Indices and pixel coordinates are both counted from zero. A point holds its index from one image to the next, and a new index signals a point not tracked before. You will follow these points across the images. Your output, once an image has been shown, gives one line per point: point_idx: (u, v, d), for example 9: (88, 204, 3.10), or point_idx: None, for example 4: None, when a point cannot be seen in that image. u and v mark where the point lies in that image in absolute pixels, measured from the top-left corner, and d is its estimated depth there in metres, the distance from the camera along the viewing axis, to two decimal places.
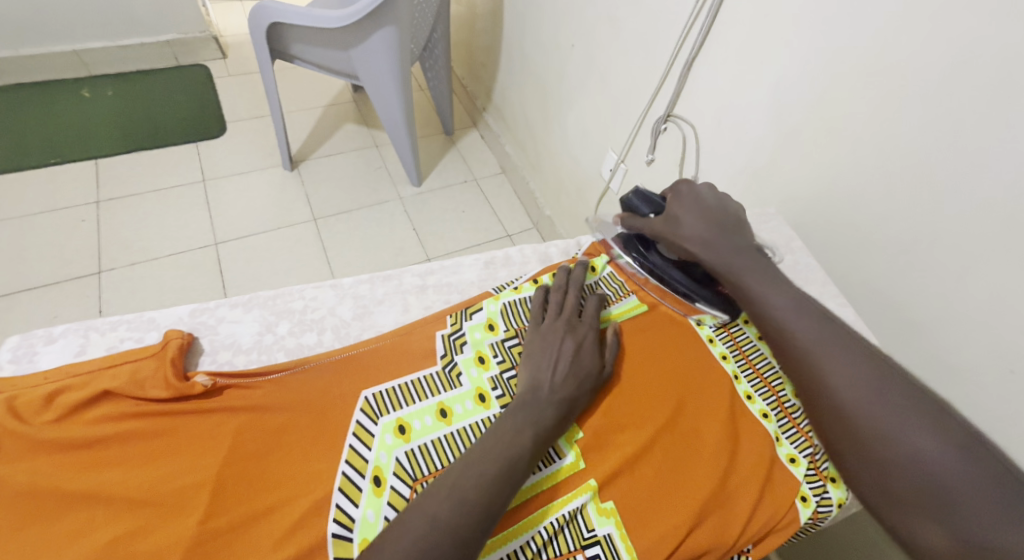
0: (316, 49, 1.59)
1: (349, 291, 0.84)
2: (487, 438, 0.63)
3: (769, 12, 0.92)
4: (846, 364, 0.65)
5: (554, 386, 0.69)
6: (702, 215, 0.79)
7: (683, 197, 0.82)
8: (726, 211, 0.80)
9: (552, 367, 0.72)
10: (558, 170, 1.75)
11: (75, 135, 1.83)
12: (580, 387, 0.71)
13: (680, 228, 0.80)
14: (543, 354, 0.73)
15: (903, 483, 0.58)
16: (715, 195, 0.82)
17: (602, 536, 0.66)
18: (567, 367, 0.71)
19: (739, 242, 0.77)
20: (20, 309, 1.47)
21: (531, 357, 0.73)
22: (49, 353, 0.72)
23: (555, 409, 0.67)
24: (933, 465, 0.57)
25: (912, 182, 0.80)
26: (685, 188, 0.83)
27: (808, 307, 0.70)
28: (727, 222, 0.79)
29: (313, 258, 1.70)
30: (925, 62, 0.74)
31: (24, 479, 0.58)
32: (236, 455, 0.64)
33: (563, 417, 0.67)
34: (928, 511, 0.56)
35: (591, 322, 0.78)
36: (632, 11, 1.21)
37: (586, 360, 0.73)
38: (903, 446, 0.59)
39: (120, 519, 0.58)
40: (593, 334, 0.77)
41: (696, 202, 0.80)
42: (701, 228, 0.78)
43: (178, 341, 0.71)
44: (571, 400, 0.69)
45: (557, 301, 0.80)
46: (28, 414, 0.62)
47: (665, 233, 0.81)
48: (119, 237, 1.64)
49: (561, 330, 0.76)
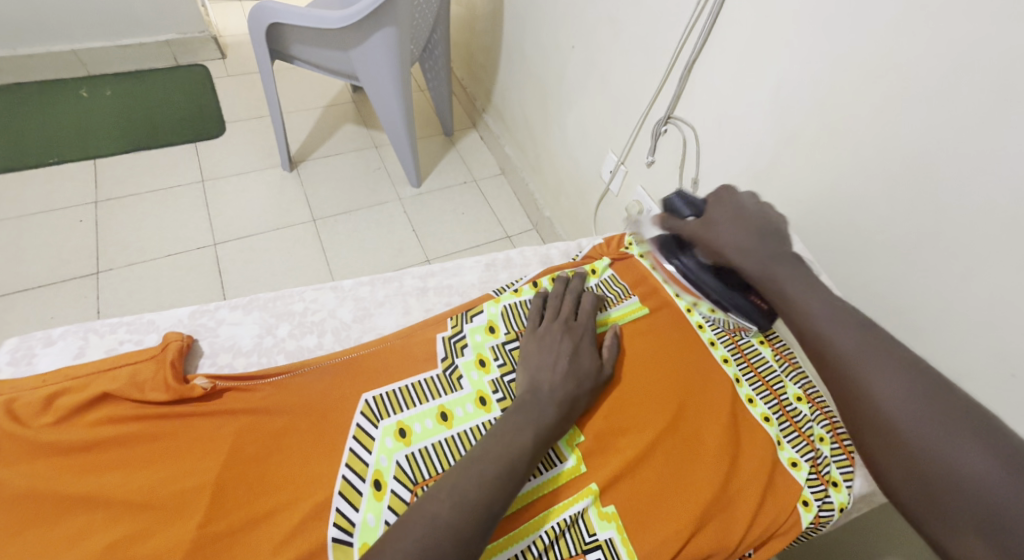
0: (316, 49, 1.59)
1: (349, 293, 0.84)
2: (489, 438, 0.62)
3: (770, 14, 0.92)
4: (881, 376, 0.60)
5: (554, 385, 0.69)
6: (739, 219, 0.77)
7: (723, 202, 0.79)
8: (767, 219, 0.77)
9: (552, 367, 0.72)
10: (557, 171, 1.75)
11: (73, 135, 1.83)
12: (580, 386, 0.70)
13: (720, 234, 0.77)
14: (543, 353, 0.73)
15: (948, 499, 0.52)
16: (757, 204, 0.78)
17: (603, 541, 0.66)
18: (568, 369, 0.71)
19: (776, 248, 0.74)
20: (17, 310, 1.47)
21: (530, 357, 0.73)
22: (48, 355, 0.72)
23: (556, 409, 0.67)
24: (985, 482, 0.51)
25: (913, 184, 0.80)
26: (727, 195, 0.80)
27: (848, 312, 0.66)
28: (767, 230, 0.75)
29: (312, 259, 1.70)
30: (926, 64, 0.74)
31: (22, 482, 0.58)
32: (236, 458, 0.64)
33: (564, 418, 0.67)
34: (977, 528, 0.50)
35: (591, 325, 0.78)
36: (632, 12, 1.21)
37: (587, 362, 0.73)
38: (949, 458, 0.53)
39: (119, 523, 0.58)
40: (592, 337, 0.77)
41: (735, 207, 0.78)
42: (739, 234, 0.75)
43: (178, 343, 0.71)
44: (571, 399, 0.69)
45: (556, 303, 0.80)
46: (27, 416, 0.61)
47: (701, 236, 0.79)
48: (117, 237, 1.64)
49: (559, 332, 0.76)
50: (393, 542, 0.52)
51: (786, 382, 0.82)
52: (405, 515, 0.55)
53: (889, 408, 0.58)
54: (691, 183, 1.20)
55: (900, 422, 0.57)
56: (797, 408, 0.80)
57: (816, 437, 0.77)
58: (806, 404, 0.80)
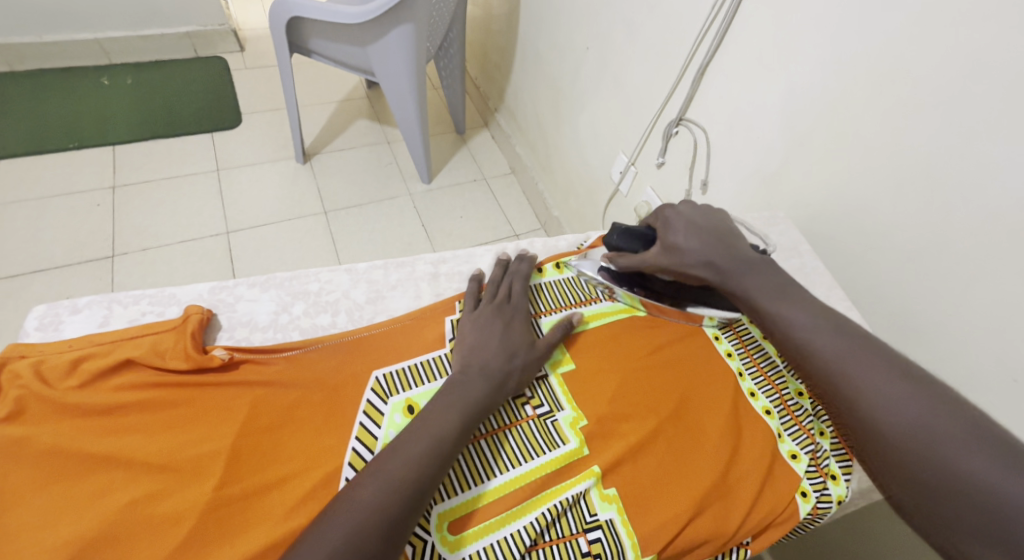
0: (334, 44, 1.62)
1: (363, 275, 0.86)
2: (447, 393, 0.67)
3: (783, 20, 0.94)
4: (874, 368, 0.59)
5: (485, 360, 0.72)
6: (695, 234, 0.76)
7: (671, 221, 0.78)
8: (719, 225, 0.78)
9: (485, 344, 0.74)
10: (568, 171, 1.77)
11: (93, 121, 1.87)
12: (511, 362, 0.73)
13: (681, 256, 0.76)
14: (476, 332, 0.75)
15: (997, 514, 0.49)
16: (702, 211, 0.79)
17: (603, 521, 0.66)
18: (500, 346, 0.74)
19: (743, 257, 0.74)
20: (33, 288, 1.50)
21: (465, 337, 0.75)
22: (74, 322, 0.74)
23: (483, 382, 0.69)
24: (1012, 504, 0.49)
25: (922, 190, 0.81)
26: (671, 212, 0.79)
27: None
28: (727, 235, 0.77)
29: (322, 248, 1.73)
30: (937, 71, 0.76)
31: (47, 439, 0.60)
32: (251, 426, 0.66)
33: (496, 390, 0.70)
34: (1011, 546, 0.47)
35: (521, 308, 0.81)
36: (647, 15, 1.23)
37: (518, 339, 0.76)
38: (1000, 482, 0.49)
39: (138, 482, 0.60)
40: (523, 317, 0.80)
41: (688, 224, 0.77)
42: (707, 254, 0.74)
43: (198, 316, 0.73)
44: (503, 373, 0.71)
45: (494, 287, 0.83)
46: (54, 378, 0.64)
47: (666, 262, 0.77)
48: (133, 221, 1.67)
49: (493, 314, 0.78)
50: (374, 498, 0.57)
51: (789, 377, 0.82)
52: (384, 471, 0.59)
53: (929, 384, 0.58)
54: (701, 185, 1.22)
55: (931, 403, 0.56)
56: (799, 402, 0.80)
57: (816, 431, 0.78)
58: (808, 400, 0.81)
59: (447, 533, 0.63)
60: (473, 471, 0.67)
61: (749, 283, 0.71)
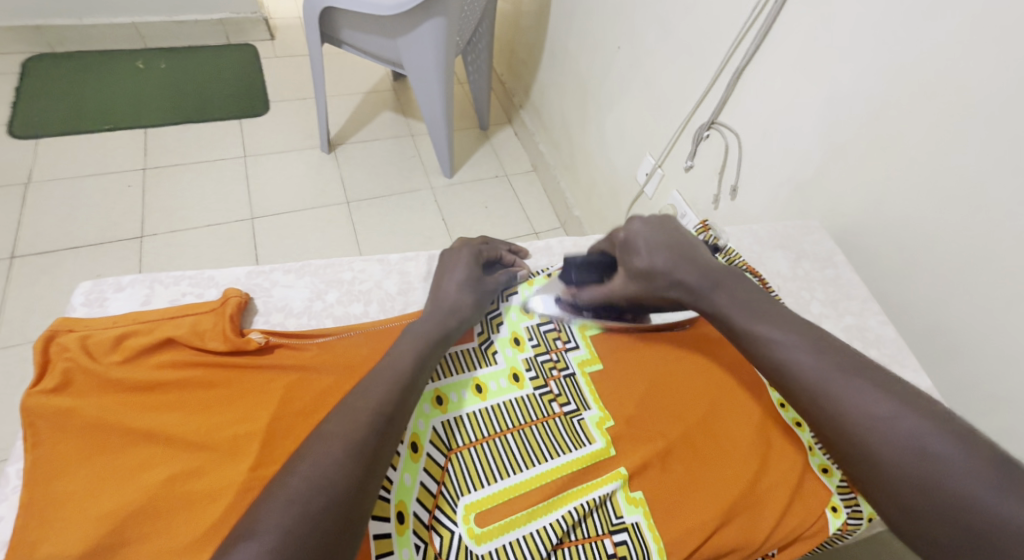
0: (366, 35, 1.63)
1: (396, 266, 0.87)
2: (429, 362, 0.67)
3: (825, 27, 0.93)
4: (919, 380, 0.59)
5: (442, 297, 0.78)
6: (655, 251, 0.76)
7: (629, 244, 0.78)
8: (677, 237, 0.77)
9: (444, 283, 0.80)
10: (592, 171, 1.77)
11: (127, 104, 1.90)
12: (461, 294, 0.79)
13: (648, 280, 0.76)
14: (442, 272, 0.82)
15: None
16: (656, 224, 0.79)
17: (630, 524, 0.67)
18: (455, 283, 0.80)
19: (707, 270, 0.73)
20: (65, 266, 1.54)
21: (433, 282, 0.82)
22: (118, 300, 0.76)
23: (435, 312, 0.75)
24: None
25: (967, 204, 0.80)
26: (625, 234, 0.79)
27: None
28: (685, 247, 0.76)
29: (344, 238, 1.75)
30: (990, 84, 0.74)
31: (92, 412, 0.62)
32: (286, 410, 0.67)
33: (448, 319, 0.75)
34: None
35: (477, 251, 0.86)
36: (685, 16, 1.23)
37: (470, 274, 0.81)
38: None
39: (179, 459, 0.62)
40: (477, 257, 0.85)
41: (646, 242, 0.77)
42: (672, 273, 0.74)
43: (237, 299, 0.75)
44: (453, 301, 0.77)
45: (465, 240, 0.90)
46: (99, 352, 0.66)
47: (634, 291, 0.78)
48: (163, 204, 1.70)
49: (454, 257, 0.84)
50: (378, 454, 0.56)
51: None
52: (372, 414, 0.58)
53: None
54: (731, 191, 1.21)
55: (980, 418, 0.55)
56: None
57: None
58: None
59: (473, 525, 0.63)
60: (499, 467, 0.68)
61: (719, 301, 0.71)
